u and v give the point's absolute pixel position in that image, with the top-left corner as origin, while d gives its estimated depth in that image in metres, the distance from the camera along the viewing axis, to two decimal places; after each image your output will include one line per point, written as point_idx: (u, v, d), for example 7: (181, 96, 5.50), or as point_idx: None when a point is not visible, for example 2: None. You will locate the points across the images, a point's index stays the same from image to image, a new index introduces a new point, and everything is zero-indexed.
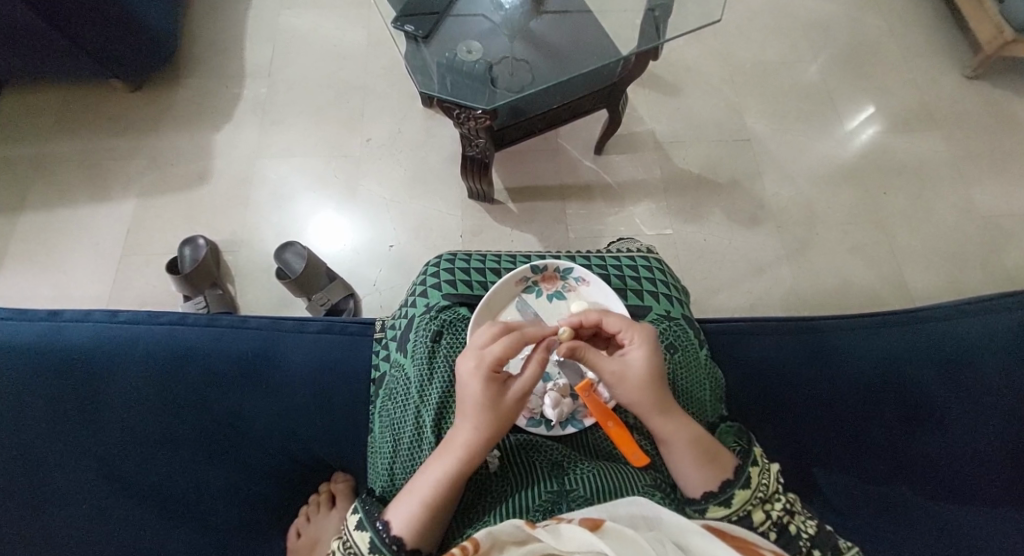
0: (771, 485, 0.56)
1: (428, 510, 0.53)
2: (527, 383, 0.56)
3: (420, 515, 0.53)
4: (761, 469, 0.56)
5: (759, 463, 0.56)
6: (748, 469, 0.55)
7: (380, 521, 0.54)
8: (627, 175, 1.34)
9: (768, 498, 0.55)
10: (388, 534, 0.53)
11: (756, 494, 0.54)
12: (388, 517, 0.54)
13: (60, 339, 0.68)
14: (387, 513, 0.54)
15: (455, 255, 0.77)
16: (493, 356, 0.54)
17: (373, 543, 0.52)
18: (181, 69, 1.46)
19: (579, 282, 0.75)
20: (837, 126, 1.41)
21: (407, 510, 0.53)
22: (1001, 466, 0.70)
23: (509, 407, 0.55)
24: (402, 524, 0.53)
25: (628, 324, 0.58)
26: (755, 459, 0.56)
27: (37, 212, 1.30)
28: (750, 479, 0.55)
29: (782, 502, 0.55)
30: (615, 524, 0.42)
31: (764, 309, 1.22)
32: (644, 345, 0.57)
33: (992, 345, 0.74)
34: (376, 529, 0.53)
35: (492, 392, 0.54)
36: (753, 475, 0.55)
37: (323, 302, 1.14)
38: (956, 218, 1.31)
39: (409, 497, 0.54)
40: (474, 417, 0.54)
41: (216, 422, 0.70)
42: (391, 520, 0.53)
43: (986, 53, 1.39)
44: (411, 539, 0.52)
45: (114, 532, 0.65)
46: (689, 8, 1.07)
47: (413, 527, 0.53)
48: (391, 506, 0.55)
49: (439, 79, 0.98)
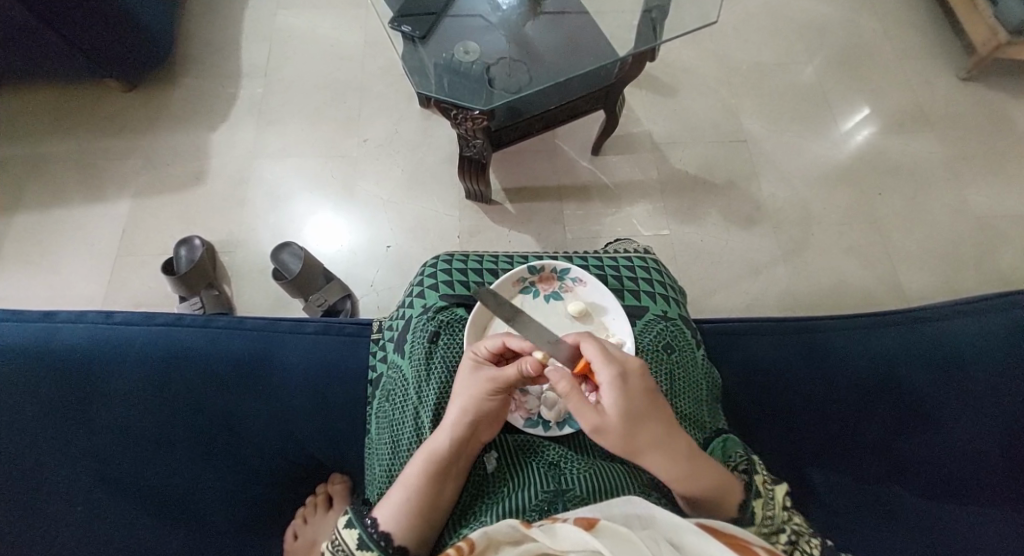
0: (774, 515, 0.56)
1: (414, 505, 0.55)
2: (483, 390, 0.57)
3: (407, 509, 0.54)
4: (765, 500, 0.57)
5: (762, 494, 0.57)
6: (751, 504, 0.56)
7: (369, 518, 0.54)
8: (624, 175, 1.34)
9: (774, 530, 0.55)
10: (377, 529, 0.54)
11: (761, 528, 0.55)
12: (376, 514, 0.55)
13: (56, 339, 0.68)
14: (376, 510, 0.55)
15: (452, 256, 0.77)
16: (482, 353, 0.61)
17: (362, 540, 0.53)
18: (177, 67, 1.46)
19: (576, 283, 0.76)
20: (834, 128, 1.42)
21: (393, 506, 0.55)
22: (998, 466, 0.70)
23: (479, 398, 0.57)
24: (391, 520, 0.54)
25: (600, 352, 0.53)
26: (759, 490, 0.57)
27: (32, 212, 1.30)
28: (755, 516, 0.55)
29: (787, 534, 0.55)
30: (610, 524, 0.42)
31: (761, 310, 1.22)
32: (612, 383, 0.51)
33: (987, 347, 0.75)
34: (365, 525, 0.54)
35: (466, 384, 0.59)
36: (756, 509, 0.55)
37: (320, 303, 1.14)
38: (951, 219, 1.31)
39: (395, 495, 0.56)
40: (453, 403, 0.58)
41: (211, 423, 0.70)
42: (379, 517, 0.54)
43: (980, 55, 1.40)
44: (399, 535, 0.54)
45: (111, 534, 0.64)
46: (686, 10, 1.07)
47: (401, 522, 0.54)
48: (380, 503, 0.56)
49: (437, 80, 0.98)
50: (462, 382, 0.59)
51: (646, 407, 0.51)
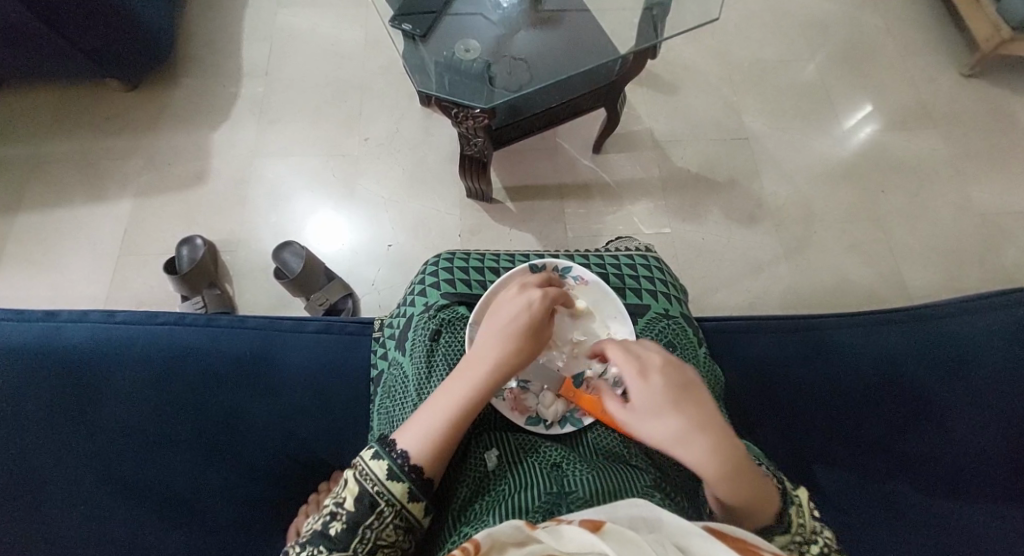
0: (809, 525, 0.54)
1: (443, 438, 0.53)
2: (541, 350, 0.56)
3: (436, 443, 0.53)
4: (799, 509, 0.55)
5: (796, 504, 0.55)
6: (789, 514, 0.54)
7: (398, 449, 0.53)
8: (626, 174, 1.34)
9: (806, 540, 0.54)
10: (407, 461, 0.52)
11: (794, 538, 0.53)
12: (405, 443, 0.53)
13: (60, 338, 0.68)
14: (404, 438, 0.53)
15: (454, 255, 0.77)
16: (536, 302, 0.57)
17: (391, 471, 0.51)
18: (178, 67, 1.46)
19: (579, 280, 0.74)
20: (835, 124, 1.41)
21: (421, 437, 0.53)
22: (1004, 465, 0.69)
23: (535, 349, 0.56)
24: (419, 453, 0.53)
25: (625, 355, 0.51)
26: (792, 499, 0.55)
27: (33, 213, 1.30)
28: (789, 524, 0.53)
29: (820, 544, 0.54)
30: (616, 526, 0.41)
31: (763, 308, 1.22)
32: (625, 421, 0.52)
33: (989, 345, 0.75)
34: (394, 457, 0.52)
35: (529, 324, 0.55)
36: (792, 519, 0.54)
37: (321, 301, 1.14)
38: (954, 216, 1.31)
39: (424, 429, 0.53)
40: (504, 346, 0.54)
41: (214, 421, 0.70)
42: (408, 447, 0.53)
43: (983, 52, 1.39)
44: (426, 466, 0.53)
45: (114, 535, 0.63)
46: (688, 6, 1.07)
47: (429, 454, 0.53)
48: (406, 432, 0.54)
49: (437, 79, 0.98)
50: (507, 327, 0.55)
51: (678, 398, 0.48)
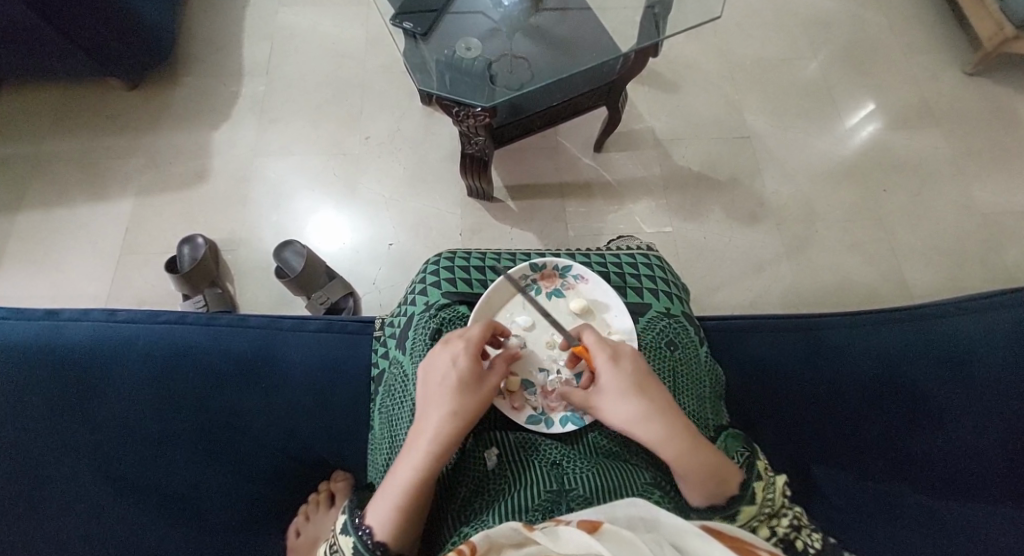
0: (777, 499, 0.56)
1: (403, 511, 0.52)
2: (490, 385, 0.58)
3: (397, 514, 0.52)
4: (766, 483, 0.56)
5: (763, 477, 0.56)
6: (753, 485, 0.55)
7: (363, 526, 0.53)
8: (627, 173, 1.34)
9: (774, 513, 0.55)
10: (373, 538, 0.52)
11: (762, 510, 0.55)
12: (370, 520, 0.53)
13: (59, 338, 0.67)
14: (368, 516, 0.53)
15: (454, 254, 0.77)
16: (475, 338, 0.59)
17: (357, 548, 0.52)
18: (180, 66, 1.46)
19: (578, 280, 0.75)
20: (838, 123, 1.41)
21: (383, 510, 0.53)
22: (1006, 464, 0.69)
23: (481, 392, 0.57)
24: (384, 527, 0.52)
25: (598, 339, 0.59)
26: (760, 473, 0.57)
27: (35, 212, 1.30)
28: (755, 496, 0.55)
29: (789, 518, 0.56)
30: (613, 527, 0.41)
31: (764, 307, 1.21)
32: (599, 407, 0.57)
33: (993, 344, 0.74)
34: (360, 534, 0.52)
35: (473, 373, 0.57)
36: (758, 490, 0.55)
37: (322, 301, 1.13)
38: (956, 215, 1.30)
39: (385, 498, 0.53)
40: (446, 399, 0.56)
41: (213, 421, 0.70)
42: (373, 523, 0.52)
43: (987, 50, 1.38)
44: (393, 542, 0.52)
45: (116, 531, 0.65)
46: (689, 5, 1.06)
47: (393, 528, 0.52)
48: (371, 507, 0.54)
49: (438, 78, 0.98)
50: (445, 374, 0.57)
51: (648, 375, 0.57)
